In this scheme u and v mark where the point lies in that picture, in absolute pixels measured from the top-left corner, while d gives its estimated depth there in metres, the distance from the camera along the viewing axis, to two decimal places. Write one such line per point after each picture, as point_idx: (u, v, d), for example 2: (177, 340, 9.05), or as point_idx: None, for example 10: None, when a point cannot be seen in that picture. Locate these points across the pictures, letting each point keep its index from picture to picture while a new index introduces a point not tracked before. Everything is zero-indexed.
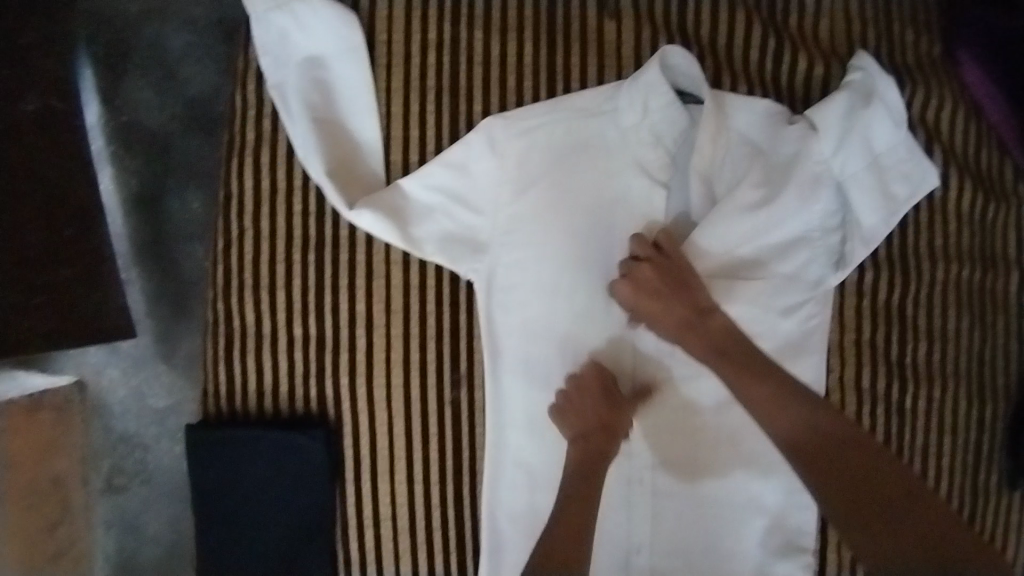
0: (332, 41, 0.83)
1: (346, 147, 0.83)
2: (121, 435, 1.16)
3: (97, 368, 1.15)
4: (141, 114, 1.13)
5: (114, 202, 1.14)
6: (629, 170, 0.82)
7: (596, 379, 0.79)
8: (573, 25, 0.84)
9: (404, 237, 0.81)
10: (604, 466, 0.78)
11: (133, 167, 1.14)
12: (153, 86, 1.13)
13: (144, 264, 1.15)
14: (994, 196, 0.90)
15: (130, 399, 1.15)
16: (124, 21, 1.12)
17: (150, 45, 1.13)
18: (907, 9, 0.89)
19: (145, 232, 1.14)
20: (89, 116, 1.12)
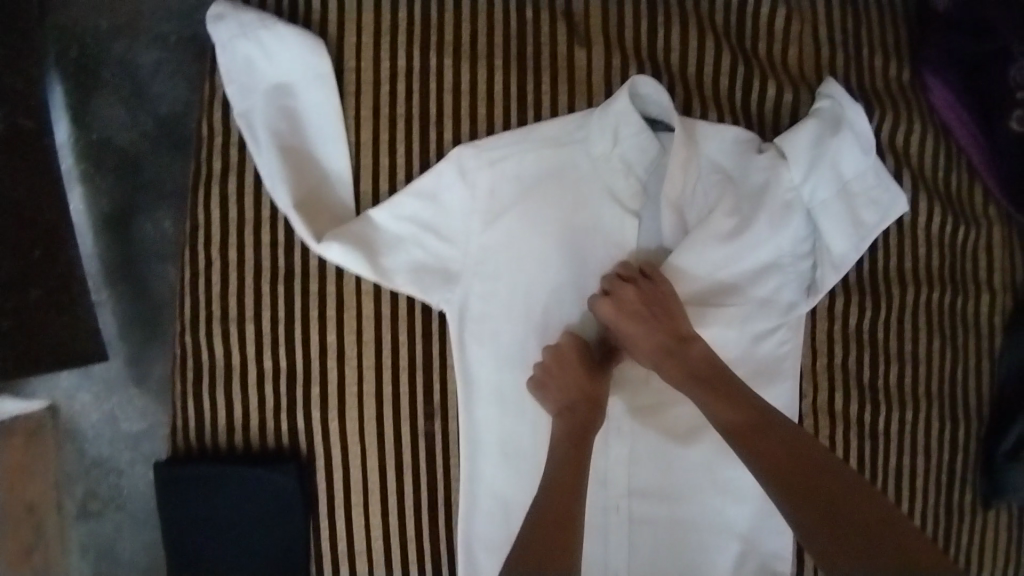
0: (298, 69, 0.82)
1: (314, 177, 0.82)
2: (94, 459, 1.11)
3: (70, 393, 1.10)
4: (112, 131, 1.09)
5: (84, 222, 1.10)
6: (601, 199, 0.82)
7: (573, 351, 0.78)
8: (543, 52, 0.84)
9: (374, 268, 0.80)
10: (592, 437, 0.77)
11: (103, 187, 1.09)
12: (124, 104, 1.09)
13: (115, 286, 1.10)
14: (964, 219, 0.91)
15: (102, 423, 1.11)
16: (92, 36, 1.08)
17: (121, 64, 1.09)
18: (876, 35, 0.90)
19: (116, 252, 1.10)
20: (59, 133, 1.08)
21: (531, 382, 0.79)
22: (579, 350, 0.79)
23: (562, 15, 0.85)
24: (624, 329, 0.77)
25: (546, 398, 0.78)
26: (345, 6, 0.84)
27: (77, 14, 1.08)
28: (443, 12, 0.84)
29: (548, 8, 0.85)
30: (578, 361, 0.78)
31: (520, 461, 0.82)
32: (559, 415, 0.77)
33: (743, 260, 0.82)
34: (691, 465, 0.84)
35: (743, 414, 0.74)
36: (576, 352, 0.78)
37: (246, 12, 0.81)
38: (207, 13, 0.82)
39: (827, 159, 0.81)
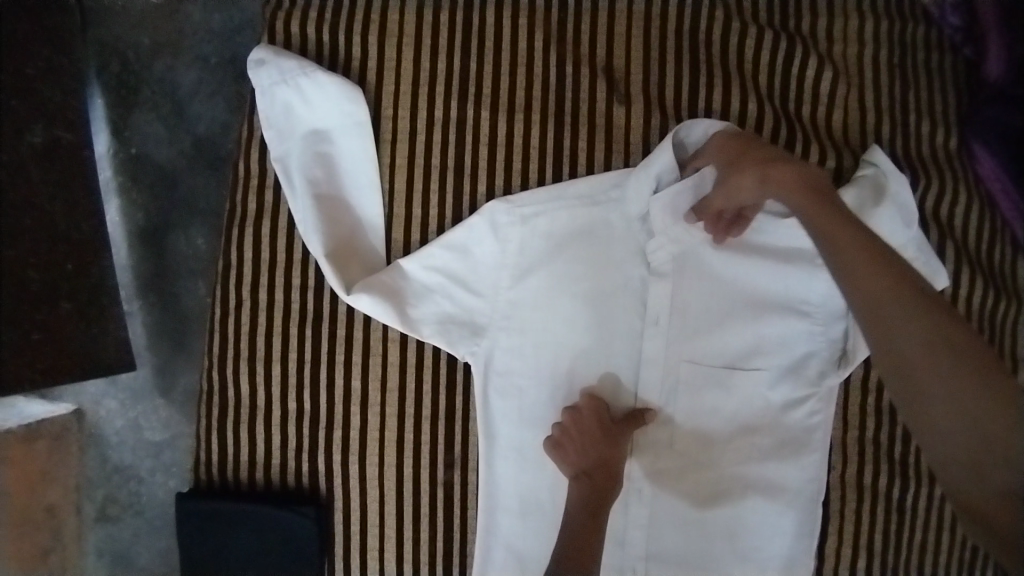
0: (336, 116, 0.82)
1: (347, 223, 0.82)
2: (117, 465, 1.13)
3: (97, 398, 1.12)
4: (151, 147, 1.11)
5: (120, 233, 1.12)
6: (633, 260, 0.81)
7: (593, 415, 0.78)
8: (581, 108, 0.83)
9: (402, 319, 0.79)
10: (608, 504, 0.76)
11: (141, 203, 1.11)
12: (164, 120, 1.11)
13: (147, 297, 1.12)
14: (1005, 293, 0.88)
15: (127, 430, 1.12)
16: (137, 54, 1.10)
17: (164, 82, 1.10)
18: (924, 100, 0.88)
19: (150, 265, 1.12)
20: (99, 145, 1.10)
21: (548, 444, 0.79)
22: (598, 415, 0.79)
23: (602, 69, 0.84)
24: (727, 165, 0.74)
25: (562, 461, 0.77)
26: (387, 55, 0.85)
27: (124, 32, 1.10)
28: (483, 64, 0.84)
29: (588, 62, 0.84)
30: (596, 425, 0.78)
31: (537, 518, 0.82)
32: (576, 479, 0.76)
33: (771, 327, 0.81)
34: (712, 530, 0.82)
35: (888, 293, 0.62)
36: (594, 416, 0.78)
37: (287, 59, 0.82)
38: (250, 57, 0.84)
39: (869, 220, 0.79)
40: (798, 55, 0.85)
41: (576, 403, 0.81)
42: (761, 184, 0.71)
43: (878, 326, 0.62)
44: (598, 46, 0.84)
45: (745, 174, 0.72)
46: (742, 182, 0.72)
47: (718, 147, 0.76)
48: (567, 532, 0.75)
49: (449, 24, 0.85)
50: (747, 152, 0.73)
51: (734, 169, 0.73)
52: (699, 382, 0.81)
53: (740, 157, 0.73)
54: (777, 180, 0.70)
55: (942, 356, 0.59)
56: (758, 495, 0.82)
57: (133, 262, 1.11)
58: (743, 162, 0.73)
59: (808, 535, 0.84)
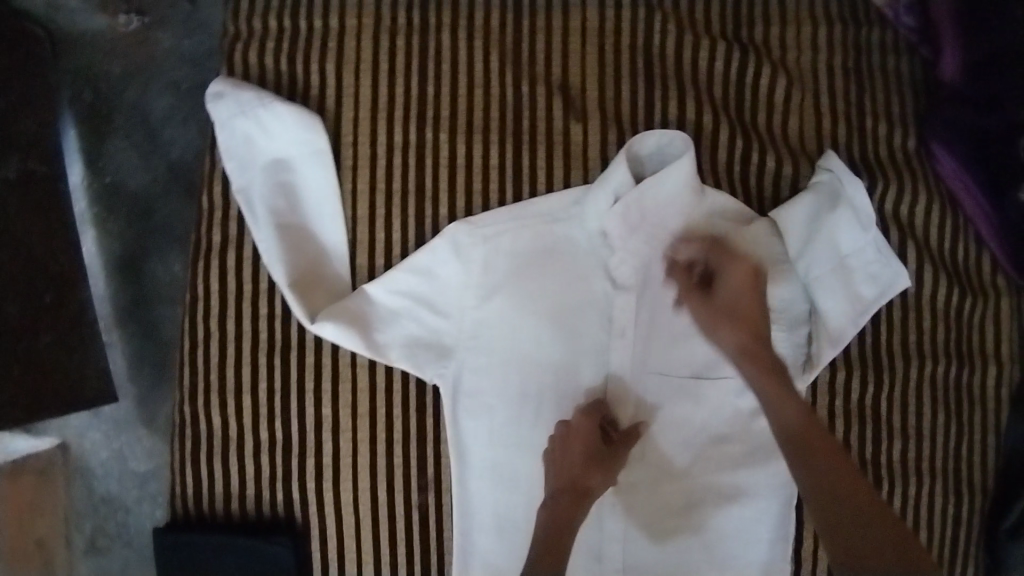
0: (297, 145, 0.83)
1: (311, 251, 0.82)
2: (103, 497, 1.11)
3: (81, 431, 1.11)
4: (124, 175, 1.10)
5: (96, 263, 1.10)
6: (596, 274, 0.82)
7: (585, 433, 0.80)
8: (539, 126, 0.84)
9: (368, 344, 0.80)
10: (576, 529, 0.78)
11: (116, 232, 1.10)
12: (137, 149, 1.10)
13: (125, 327, 1.10)
14: (970, 291, 0.88)
15: (112, 462, 1.11)
16: (107, 83, 1.10)
17: (133, 112, 1.10)
18: (881, 102, 0.88)
19: (128, 295, 1.11)
20: (72, 176, 1.09)
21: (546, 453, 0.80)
22: (592, 435, 0.80)
23: (558, 87, 0.85)
24: (719, 318, 0.78)
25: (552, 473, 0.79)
26: (345, 82, 0.85)
27: (96, 60, 1.10)
28: (441, 87, 0.85)
29: (544, 80, 0.85)
30: (589, 446, 0.79)
31: (513, 536, 0.82)
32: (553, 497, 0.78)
33: None
34: (689, 540, 0.84)
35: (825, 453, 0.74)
36: (589, 435, 0.80)
37: (245, 91, 0.83)
38: (209, 90, 0.84)
39: (824, 229, 0.82)
40: (752, 65, 0.86)
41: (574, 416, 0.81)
42: (738, 352, 0.78)
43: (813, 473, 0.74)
44: (554, 64, 0.85)
45: (732, 335, 0.78)
46: (724, 338, 0.78)
47: (739, 274, 0.79)
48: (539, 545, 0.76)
49: (406, 48, 0.85)
50: (744, 312, 0.78)
51: (724, 326, 0.78)
52: (666, 393, 0.83)
53: (738, 318, 0.78)
54: (756, 362, 0.77)
55: (858, 501, 0.73)
56: (731, 503, 0.84)
57: (111, 292, 1.10)
58: (737, 322, 0.78)
59: (782, 540, 0.85)
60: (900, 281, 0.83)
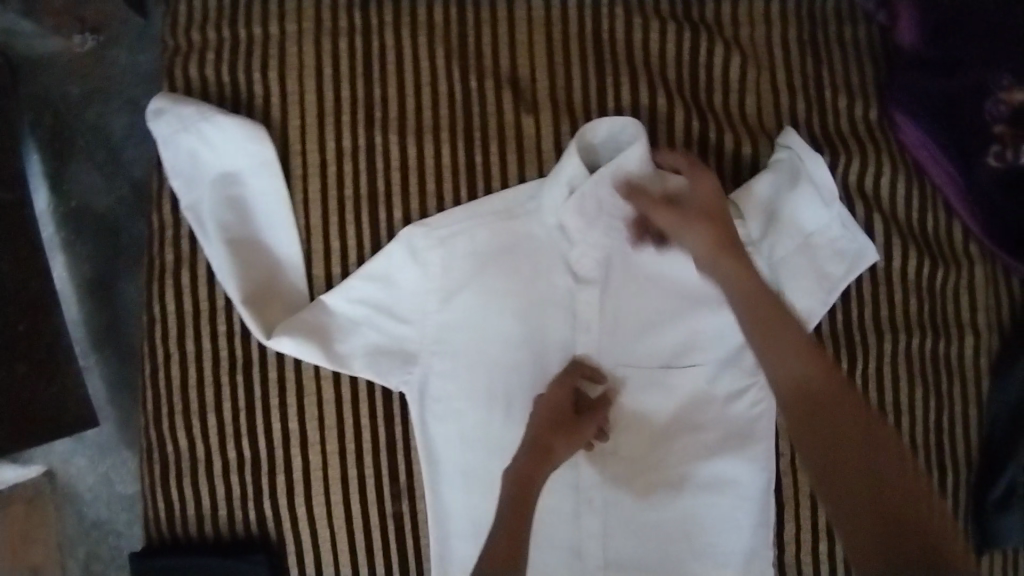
0: (243, 157, 0.81)
1: (265, 264, 0.80)
2: (94, 521, 1.10)
3: (66, 457, 1.10)
4: (87, 197, 1.08)
5: (67, 288, 1.09)
6: (557, 269, 0.81)
7: (557, 400, 0.76)
8: (489, 121, 0.82)
9: (329, 356, 0.78)
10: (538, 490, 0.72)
11: (84, 252, 1.08)
12: (99, 168, 1.08)
13: (102, 350, 1.09)
14: (942, 261, 0.87)
15: (99, 486, 1.10)
16: (65, 104, 1.08)
17: (93, 131, 1.08)
18: (839, 74, 0.86)
19: (101, 318, 1.09)
20: (38, 202, 1.07)
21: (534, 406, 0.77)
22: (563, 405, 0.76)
23: (507, 81, 0.83)
24: (688, 223, 0.73)
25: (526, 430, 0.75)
26: (288, 88, 0.83)
27: (52, 82, 1.08)
28: (387, 87, 0.82)
29: (492, 74, 0.83)
30: (559, 414, 0.76)
31: None
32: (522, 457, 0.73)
33: (702, 322, 0.82)
34: (669, 531, 0.83)
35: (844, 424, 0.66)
36: (561, 401, 0.76)
37: (185, 105, 0.81)
38: (149, 107, 0.82)
39: (786, 206, 0.80)
40: (705, 44, 0.84)
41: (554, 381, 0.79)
42: (710, 258, 0.72)
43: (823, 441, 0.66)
44: (501, 57, 0.83)
45: (700, 236, 0.73)
46: (691, 242, 0.73)
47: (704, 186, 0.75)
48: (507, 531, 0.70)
49: (349, 49, 0.83)
50: (710, 212, 0.74)
51: (693, 226, 0.73)
52: (635, 385, 0.82)
53: (704, 217, 0.73)
54: (737, 277, 0.71)
55: (879, 485, 0.63)
56: (709, 491, 0.83)
57: (84, 316, 1.08)
58: (704, 223, 0.73)
59: (763, 525, 0.84)
60: (867, 256, 0.82)
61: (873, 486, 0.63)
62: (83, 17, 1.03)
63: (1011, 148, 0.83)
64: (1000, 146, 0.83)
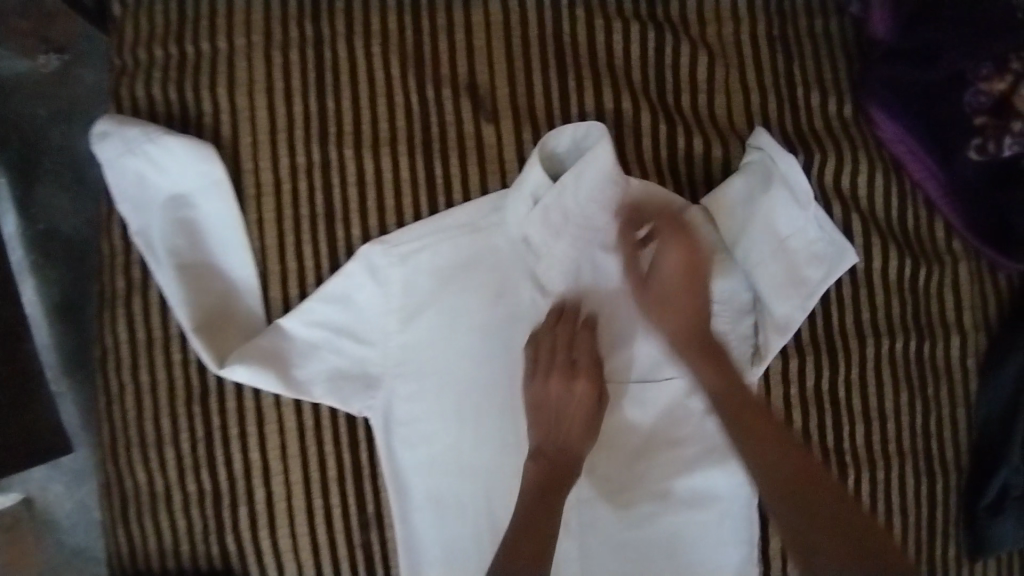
0: (192, 178, 0.77)
1: (219, 289, 0.77)
2: (75, 549, 1.04)
3: (43, 483, 1.03)
4: (58, 219, 1.01)
5: (38, 312, 1.02)
6: (524, 284, 0.78)
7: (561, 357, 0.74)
8: (449, 131, 0.79)
9: (287, 383, 0.75)
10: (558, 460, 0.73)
11: (59, 274, 1.02)
12: (66, 190, 1.01)
13: (76, 376, 1.02)
14: (925, 260, 0.83)
15: (78, 511, 1.03)
16: (32, 125, 1.00)
17: (59, 151, 1.00)
18: (812, 69, 0.83)
19: (75, 343, 1.02)
20: (6, 225, 1.00)
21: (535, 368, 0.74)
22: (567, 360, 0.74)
23: (465, 88, 0.79)
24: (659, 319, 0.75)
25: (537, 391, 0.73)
26: (238, 104, 0.79)
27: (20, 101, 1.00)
28: (340, 99, 0.79)
29: (450, 82, 0.79)
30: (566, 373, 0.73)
31: (464, 566, 0.78)
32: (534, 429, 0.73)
33: None
34: (651, 552, 0.79)
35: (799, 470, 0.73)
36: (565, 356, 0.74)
37: (132, 127, 0.78)
38: (94, 129, 0.79)
39: (759, 211, 0.77)
40: (670, 44, 0.81)
41: (554, 324, 0.76)
42: (676, 328, 0.75)
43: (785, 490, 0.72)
44: (459, 64, 0.80)
45: (674, 318, 0.74)
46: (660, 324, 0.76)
47: (678, 245, 0.74)
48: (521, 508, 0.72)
49: (301, 61, 0.79)
50: (681, 281, 0.74)
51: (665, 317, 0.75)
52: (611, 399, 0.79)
53: (676, 294, 0.74)
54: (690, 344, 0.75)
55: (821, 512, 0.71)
56: (690, 509, 0.79)
57: (55, 342, 1.01)
58: (673, 299, 0.74)
59: (747, 542, 0.81)
60: (847, 258, 0.78)
61: (815, 509, 0.71)
62: (52, 37, 1.00)
63: (992, 140, 0.79)
64: (981, 139, 0.80)
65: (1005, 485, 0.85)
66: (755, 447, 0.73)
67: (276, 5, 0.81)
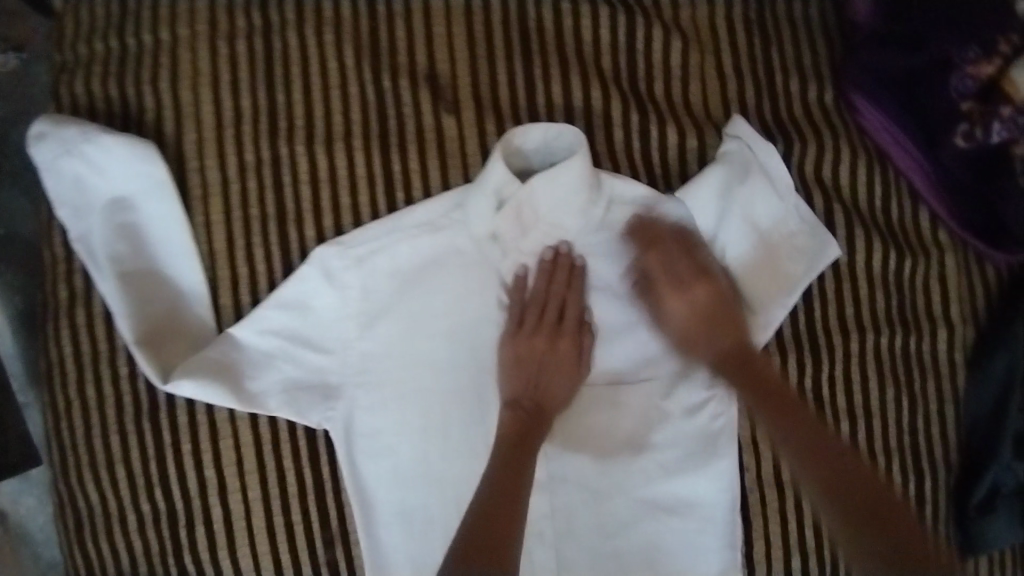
0: (132, 179, 0.72)
1: (165, 297, 0.73)
2: (50, 564, 0.91)
3: (12, 496, 0.89)
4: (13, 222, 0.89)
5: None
6: (489, 286, 0.73)
7: (540, 323, 0.72)
8: (407, 124, 0.74)
9: (239, 397, 0.71)
10: (529, 437, 0.69)
11: (3, 280, 0.88)
12: (23, 189, 0.88)
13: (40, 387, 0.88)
14: (910, 251, 0.80)
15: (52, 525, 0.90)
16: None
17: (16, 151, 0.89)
18: (791, 52, 0.79)
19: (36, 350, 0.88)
20: None
21: (514, 333, 0.72)
22: (546, 326, 0.72)
23: (424, 78, 0.75)
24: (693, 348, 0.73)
25: (515, 355, 0.72)
26: (181, 99, 0.74)
27: None
28: (291, 92, 0.74)
29: (407, 72, 0.75)
30: (544, 339, 0.72)
31: None
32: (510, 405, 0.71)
33: (652, 332, 0.75)
34: (628, 561, 0.76)
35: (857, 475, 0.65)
36: (543, 321, 0.72)
37: (68, 126, 0.73)
38: (30, 130, 0.74)
39: (746, 194, 0.74)
40: (641, 28, 0.77)
41: (535, 286, 0.72)
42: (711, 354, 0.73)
43: (855, 512, 0.63)
44: (417, 53, 0.75)
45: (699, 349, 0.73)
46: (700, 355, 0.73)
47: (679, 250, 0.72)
48: (491, 476, 0.67)
49: (249, 52, 0.75)
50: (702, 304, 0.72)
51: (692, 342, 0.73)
52: (585, 403, 0.75)
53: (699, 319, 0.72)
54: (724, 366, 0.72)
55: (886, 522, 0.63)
56: (669, 515, 0.76)
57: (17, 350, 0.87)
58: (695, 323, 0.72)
59: (730, 549, 0.77)
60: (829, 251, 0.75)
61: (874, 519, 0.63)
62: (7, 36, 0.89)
63: (980, 126, 0.76)
64: (968, 125, 0.76)
65: (995, 483, 0.82)
66: (796, 446, 0.68)
67: None
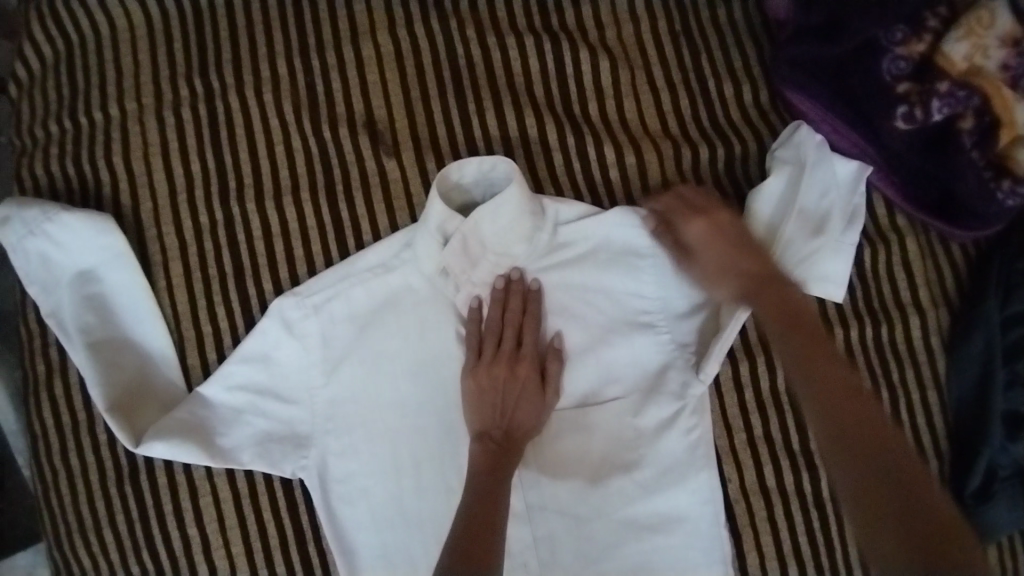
0: (94, 252, 0.75)
1: (134, 363, 0.74)
2: None
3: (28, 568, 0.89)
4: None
5: None
6: (447, 319, 0.74)
7: (499, 351, 0.72)
8: (351, 171, 0.76)
9: (211, 455, 0.72)
10: (500, 469, 0.69)
11: None
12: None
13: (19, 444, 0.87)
14: (865, 240, 0.80)
15: None
16: None
17: None
18: (720, 61, 0.81)
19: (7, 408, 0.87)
20: None
21: (473, 365, 0.71)
22: (506, 354, 0.71)
23: (364, 124, 0.77)
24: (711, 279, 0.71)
25: (476, 388, 0.71)
26: (136, 170, 0.77)
27: None
28: (238, 153, 0.77)
29: (347, 120, 0.77)
30: (503, 368, 0.71)
31: None
32: (477, 440, 0.70)
33: (613, 351, 0.75)
34: None
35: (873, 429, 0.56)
36: (502, 349, 0.72)
37: (27, 208, 0.74)
38: None
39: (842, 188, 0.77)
40: (569, 53, 0.79)
41: (491, 314, 0.73)
42: (733, 281, 0.69)
43: (866, 465, 0.54)
44: (354, 101, 0.77)
45: (723, 280, 0.70)
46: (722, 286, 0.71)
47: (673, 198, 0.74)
48: (465, 510, 0.66)
49: (194, 120, 0.77)
50: (719, 238, 0.70)
51: (709, 276, 0.71)
52: (555, 428, 0.75)
53: (712, 248, 0.70)
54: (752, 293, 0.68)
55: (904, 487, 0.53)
56: (652, 533, 0.75)
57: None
58: (718, 252, 0.70)
59: (719, 562, 0.75)
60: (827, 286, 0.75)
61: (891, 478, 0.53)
62: None
63: (919, 106, 0.74)
64: (907, 106, 0.74)
65: (991, 466, 0.79)
66: (813, 388, 0.60)
67: (164, 65, 0.79)
